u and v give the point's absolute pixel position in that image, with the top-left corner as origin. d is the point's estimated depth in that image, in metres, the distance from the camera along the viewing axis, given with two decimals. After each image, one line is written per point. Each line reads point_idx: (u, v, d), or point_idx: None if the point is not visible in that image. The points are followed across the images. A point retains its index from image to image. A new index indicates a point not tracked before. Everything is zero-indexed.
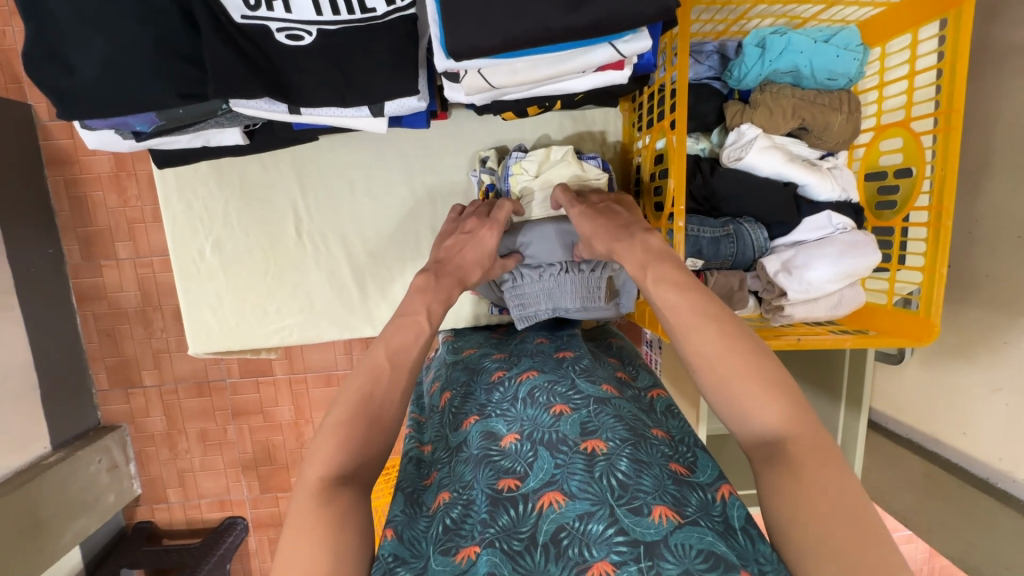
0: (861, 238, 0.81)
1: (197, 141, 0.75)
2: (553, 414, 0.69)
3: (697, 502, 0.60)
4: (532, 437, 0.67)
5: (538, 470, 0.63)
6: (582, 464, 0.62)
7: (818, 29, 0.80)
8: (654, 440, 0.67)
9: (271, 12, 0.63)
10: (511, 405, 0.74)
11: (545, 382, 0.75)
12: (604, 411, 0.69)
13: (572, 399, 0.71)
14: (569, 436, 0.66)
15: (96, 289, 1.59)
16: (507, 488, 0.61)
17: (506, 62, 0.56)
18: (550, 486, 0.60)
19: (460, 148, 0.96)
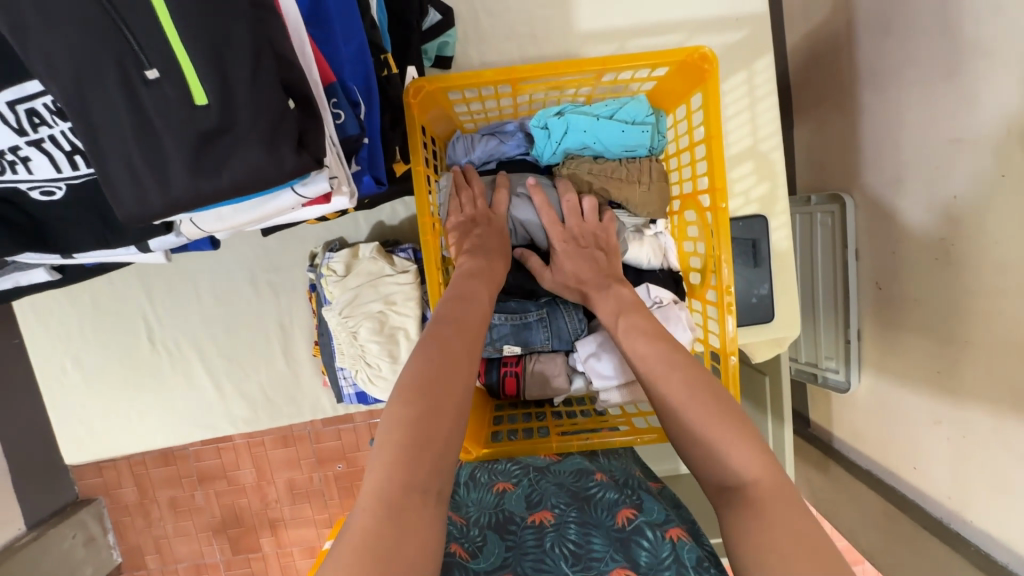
0: (675, 315, 0.77)
1: (6, 283, 0.78)
2: (497, 492, 0.72)
3: (650, 549, 0.60)
4: (478, 521, 0.67)
5: (489, 552, 0.62)
6: (534, 540, 0.63)
7: (601, 104, 0.77)
8: (599, 490, 0.70)
9: (16, 174, 0.64)
10: (455, 491, 0.76)
11: (484, 464, 0.79)
12: (544, 480, 0.73)
13: (513, 474, 0.75)
14: (516, 514, 0.68)
15: None
16: (460, 559, 0.60)
17: (207, 213, 0.57)
18: (503, 569, 0.59)
19: (298, 245, 0.97)
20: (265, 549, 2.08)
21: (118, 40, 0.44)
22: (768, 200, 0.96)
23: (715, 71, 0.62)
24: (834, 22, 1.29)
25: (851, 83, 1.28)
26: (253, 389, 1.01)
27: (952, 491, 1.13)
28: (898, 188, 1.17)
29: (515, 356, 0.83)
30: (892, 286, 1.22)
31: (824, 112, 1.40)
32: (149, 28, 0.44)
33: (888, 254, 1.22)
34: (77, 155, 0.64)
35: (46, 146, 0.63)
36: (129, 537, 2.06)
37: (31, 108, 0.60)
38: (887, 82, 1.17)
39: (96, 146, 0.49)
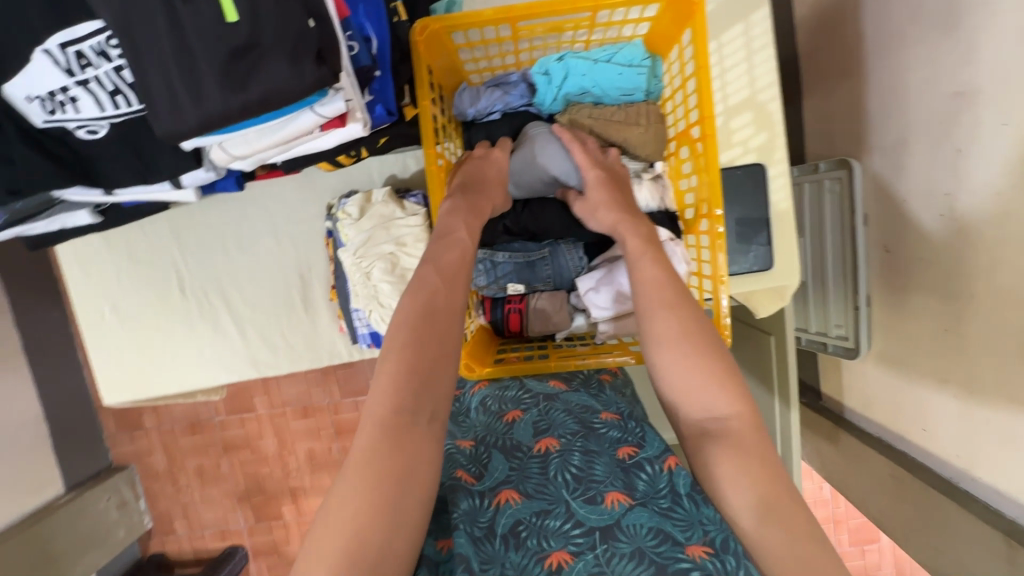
0: (670, 250, 0.81)
1: (54, 224, 0.86)
2: (507, 420, 0.76)
3: (647, 479, 0.67)
4: (487, 443, 0.73)
5: (495, 471, 0.68)
6: (538, 465, 0.68)
7: (600, 49, 0.81)
8: (602, 427, 0.75)
9: (65, 114, 0.72)
10: (468, 415, 0.81)
11: (496, 391, 0.83)
12: (553, 408, 0.78)
13: (523, 403, 0.79)
14: (523, 441, 0.73)
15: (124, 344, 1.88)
16: (466, 483, 0.66)
17: (234, 136, 0.63)
18: (507, 486, 0.66)
19: (316, 198, 1.03)
20: (286, 517, 2.16)
21: None
22: (766, 149, 0.98)
23: (701, 3, 0.66)
24: None
25: (857, 47, 1.29)
26: (275, 336, 1.07)
27: (960, 448, 1.13)
28: (903, 147, 1.18)
29: (519, 295, 0.88)
30: (899, 247, 1.23)
31: (831, 79, 1.41)
32: None
33: (895, 214, 1.23)
34: (119, 96, 0.71)
35: (91, 86, 0.70)
36: (159, 503, 2.17)
37: (79, 51, 0.68)
38: (892, 42, 1.18)
39: (140, 65, 0.55)
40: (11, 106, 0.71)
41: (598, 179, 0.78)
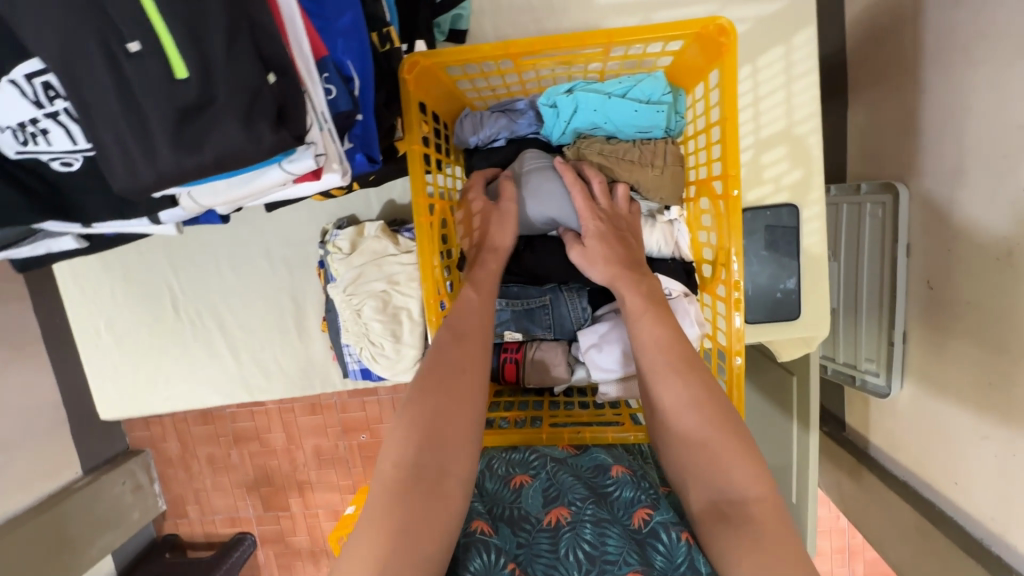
0: (682, 309, 0.74)
1: (39, 249, 0.83)
2: (513, 487, 0.67)
3: (664, 553, 0.59)
4: (494, 514, 0.65)
5: (500, 548, 0.60)
6: (547, 544, 0.60)
7: (615, 82, 0.72)
8: (614, 488, 0.67)
9: (37, 146, 0.68)
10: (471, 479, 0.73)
11: (501, 452, 0.74)
12: (560, 470, 0.69)
13: (530, 466, 0.71)
14: (532, 511, 0.64)
15: None
16: (481, 536, 0.59)
17: (200, 188, 0.58)
18: (514, 567, 0.58)
19: (311, 222, 0.98)
20: (293, 508, 2.19)
21: (99, 12, 0.45)
22: (801, 187, 0.88)
23: (732, 45, 0.57)
24: None
25: (913, 60, 1.15)
26: (269, 362, 1.04)
27: (996, 512, 1.04)
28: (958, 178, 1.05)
29: (516, 342, 0.82)
30: (947, 285, 1.10)
31: (881, 93, 1.27)
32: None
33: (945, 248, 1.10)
34: (90, 128, 0.66)
35: (63, 118, 0.66)
36: (173, 487, 2.23)
37: (48, 82, 0.63)
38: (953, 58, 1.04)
39: (90, 125, 0.50)
40: None
41: (598, 231, 0.71)
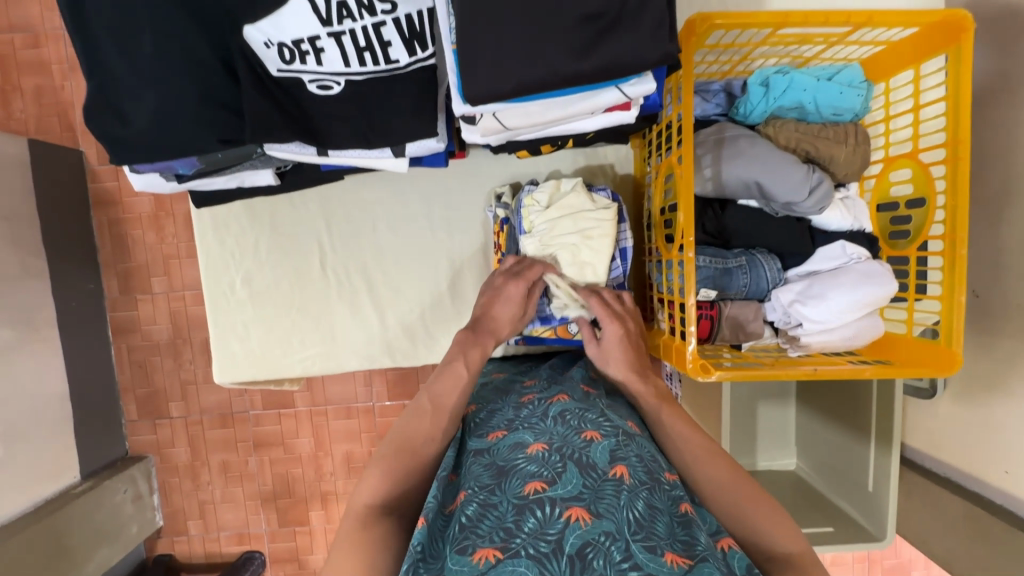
0: (874, 267, 0.80)
1: (233, 181, 0.81)
2: (585, 436, 0.62)
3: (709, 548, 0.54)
4: (560, 452, 0.60)
5: (567, 482, 0.56)
6: (611, 492, 0.55)
7: (821, 68, 0.83)
8: (673, 481, 0.61)
9: (304, 65, 0.69)
10: (541, 418, 0.66)
11: (577, 407, 0.67)
12: (632, 443, 0.63)
13: (603, 426, 0.64)
14: (598, 461, 0.59)
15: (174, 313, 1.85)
16: (535, 492, 0.55)
17: (518, 106, 0.60)
18: (578, 500, 0.54)
19: (479, 185, 1.00)
20: (313, 523, 1.93)
21: None
22: None
23: (973, 32, 0.68)
24: None
25: None
26: (417, 325, 1.02)
27: None
28: (1005, 199, 0.90)
29: (709, 301, 0.85)
30: (998, 289, 0.93)
31: None
32: None
33: (986, 258, 0.95)
34: (367, 52, 0.69)
35: (343, 38, 0.67)
36: (174, 499, 1.93)
37: (343, 1, 0.65)
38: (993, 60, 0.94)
39: (473, 27, 0.53)
40: (250, 50, 0.67)
41: (615, 333, 0.82)
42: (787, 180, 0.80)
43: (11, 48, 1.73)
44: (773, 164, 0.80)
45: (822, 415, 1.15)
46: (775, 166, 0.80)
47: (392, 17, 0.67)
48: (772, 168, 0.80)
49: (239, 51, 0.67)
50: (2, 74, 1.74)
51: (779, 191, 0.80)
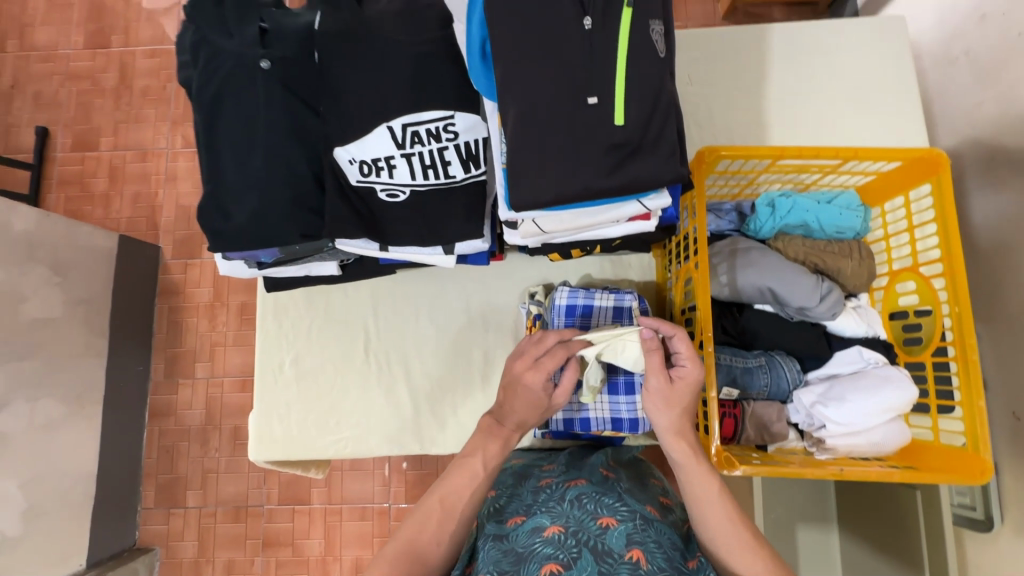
0: (890, 372, 0.83)
1: (301, 271, 0.93)
2: (600, 523, 0.65)
3: None
4: (576, 537, 0.63)
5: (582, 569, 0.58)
6: None
7: (821, 193, 0.94)
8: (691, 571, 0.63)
9: (378, 178, 0.84)
10: (558, 503, 0.70)
11: (593, 491, 0.71)
12: (647, 528, 0.65)
13: (618, 511, 0.67)
14: (613, 547, 0.62)
15: (208, 398, 1.91)
16: None
17: (555, 213, 0.72)
18: None
19: (515, 284, 1.10)
20: None
21: (575, 82, 0.65)
22: None
23: (948, 167, 0.79)
24: None
25: None
26: (448, 412, 1.07)
27: None
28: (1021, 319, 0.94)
29: (732, 400, 0.88)
30: None
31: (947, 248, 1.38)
32: (602, 74, 0.65)
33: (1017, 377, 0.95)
34: (430, 169, 0.84)
35: (412, 157, 0.83)
36: None
37: (416, 131, 0.82)
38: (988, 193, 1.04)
39: (522, 149, 0.65)
40: (338, 168, 0.83)
41: (694, 379, 0.74)
42: (800, 287, 0.87)
43: (123, 162, 2.06)
44: (785, 273, 0.88)
45: (866, 546, 1.08)
46: (787, 275, 0.88)
47: (453, 143, 0.82)
48: (784, 276, 0.88)
49: (327, 167, 0.82)
50: (111, 182, 2.06)
51: (793, 296, 0.88)
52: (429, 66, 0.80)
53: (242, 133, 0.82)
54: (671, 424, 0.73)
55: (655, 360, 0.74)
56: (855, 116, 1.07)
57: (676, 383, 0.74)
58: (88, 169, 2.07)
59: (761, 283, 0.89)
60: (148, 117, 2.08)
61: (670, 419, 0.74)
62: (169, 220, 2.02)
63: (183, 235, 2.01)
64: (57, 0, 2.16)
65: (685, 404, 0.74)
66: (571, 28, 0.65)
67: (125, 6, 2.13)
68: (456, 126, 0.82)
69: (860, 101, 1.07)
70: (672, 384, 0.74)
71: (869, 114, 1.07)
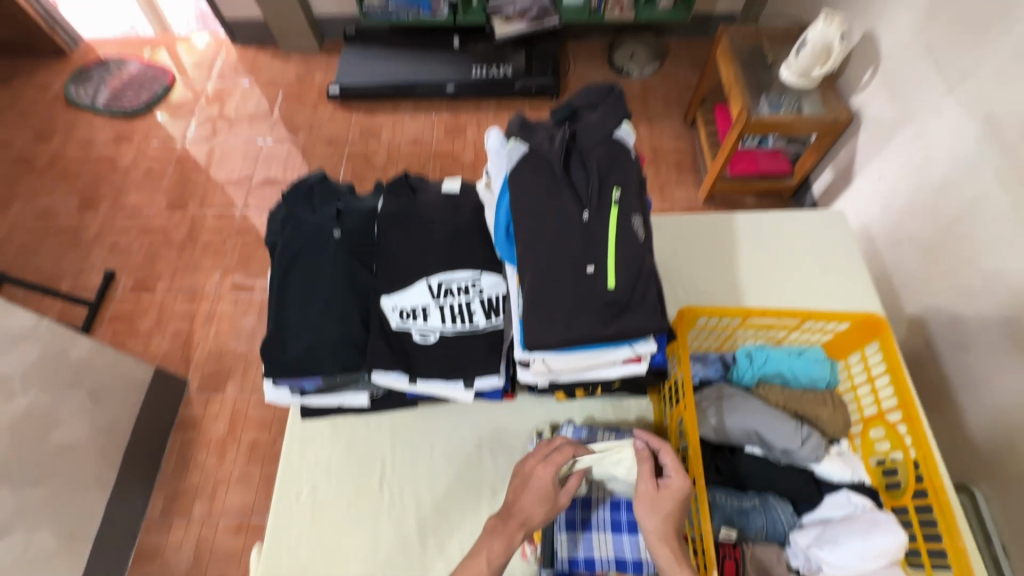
0: (876, 516, 0.87)
1: (334, 400, 1.05)
2: None
3: None
4: None
5: None
6: None
7: (791, 347, 1.09)
8: None
9: (414, 322, 1.01)
10: None
11: None
12: None
13: None
14: None
15: (198, 541, 1.86)
16: None
17: (563, 354, 0.86)
18: None
19: (526, 422, 1.18)
20: None
21: (578, 255, 0.85)
22: None
23: (888, 329, 0.96)
24: (914, 341, 1.58)
25: (947, 392, 1.48)
26: (453, 553, 1.08)
27: None
28: None
29: (731, 542, 0.92)
30: None
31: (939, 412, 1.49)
32: (599, 250, 0.85)
33: None
34: (458, 317, 1.01)
35: (444, 307, 1.01)
36: None
37: (449, 287, 1.01)
38: None
39: (535, 304, 0.83)
40: (383, 314, 1.00)
41: (678, 488, 0.85)
42: (781, 431, 0.98)
43: (173, 302, 2.31)
44: (766, 417, 0.99)
45: None
46: (767, 419, 0.99)
47: (479, 297, 1.01)
48: (765, 420, 0.99)
49: (374, 313, 1.00)
50: (158, 319, 2.28)
51: (775, 439, 0.97)
52: (464, 241, 1.03)
53: (309, 283, 1.02)
54: (656, 529, 0.83)
55: (645, 468, 0.88)
56: (814, 286, 1.28)
57: (662, 490, 0.85)
58: (140, 308, 2.31)
59: (746, 426, 0.99)
60: (204, 266, 2.38)
61: (655, 523, 0.84)
62: (202, 356, 2.18)
63: (211, 370, 2.15)
64: (153, 173, 2.64)
65: (671, 512, 0.84)
66: (574, 219, 0.87)
67: (206, 180, 2.59)
68: (482, 284, 1.01)
69: (816, 274, 1.29)
70: (659, 490, 0.85)
71: (825, 285, 1.27)
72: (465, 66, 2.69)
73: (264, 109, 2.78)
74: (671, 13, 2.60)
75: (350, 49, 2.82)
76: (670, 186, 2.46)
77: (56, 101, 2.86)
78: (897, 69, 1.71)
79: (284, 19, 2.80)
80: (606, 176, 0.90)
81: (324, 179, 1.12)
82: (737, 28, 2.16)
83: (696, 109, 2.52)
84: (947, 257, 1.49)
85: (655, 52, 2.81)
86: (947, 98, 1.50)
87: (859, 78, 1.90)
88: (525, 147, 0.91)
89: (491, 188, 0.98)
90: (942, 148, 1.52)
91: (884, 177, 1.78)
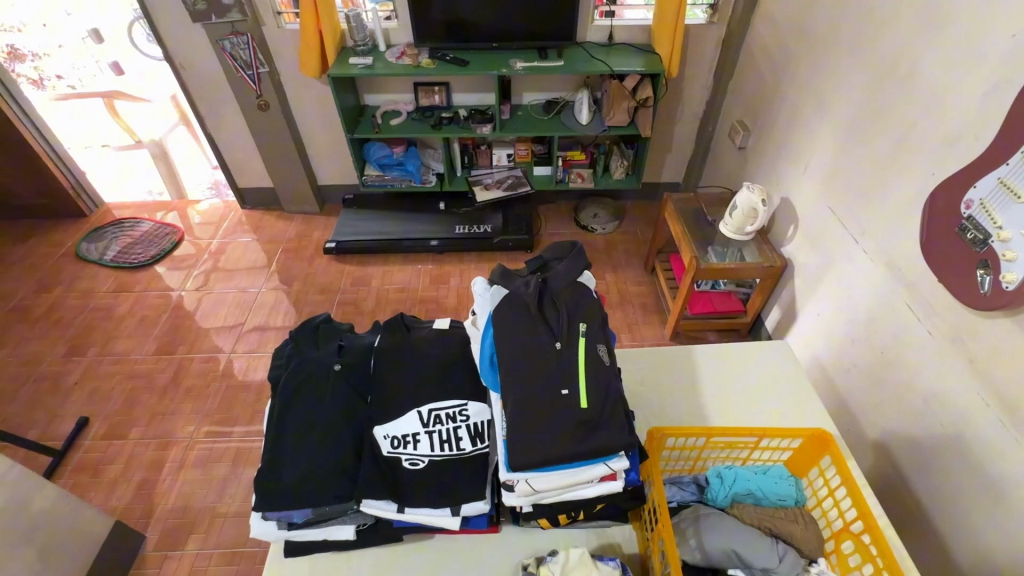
0: None
1: (321, 534, 1.05)
2: None
3: None
4: None
5: None
6: None
7: (756, 466, 1.17)
8: None
9: (404, 449, 1.07)
10: None
11: None
12: None
13: None
14: None
15: None
16: None
17: (545, 473, 0.94)
18: None
19: (510, 555, 1.09)
20: None
21: (554, 379, 0.98)
22: None
23: (835, 442, 1.07)
24: (882, 465, 1.65)
25: (922, 514, 1.51)
26: None
27: None
28: None
29: None
30: None
31: (924, 539, 1.51)
32: (571, 375, 0.98)
33: None
34: (446, 443, 1.08)
35: (433, 433, 1.09)
36: None
37: (438, 414, 1.10)
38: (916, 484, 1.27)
39: (518, 425, 0.93)
40: (375, 443, 1.07)
41: None
42: (759, 547, 1.02)
43: (145, 449, 2.25)
44: (743, 536, 1.04)
45: None
46: (744, 537, 1.03)
47: (465, 423, 1.10)
48: (742, 539, 1.03)
49: (367, 441, 1.07)
50: (124, 468, 2.19)
51: (755, 556, 1.01)
52: (453, 372, 1.16)
53: (308, 414, 1.10)
54: None
55: None
56: (771, 409, 1.40)
57: None
58: (108, 456, 2.23)
59: (726, 546, 1.03)
60: (183, 410, 2.37)
61: None
62: (166, 508, 2.07)
63: (174, 524, 2.02)
64: (147, 320, 2.75)
65: None
66: (548, 349, 1.01)
67: (199, 326, 2.71)
68: (469, 410, 1.11)
69: (770, 399, 1.42)
70: None
71: (781, 409, 1.39)
72: (448, 225, 3.07)
73: (263, 262, 3.03)
74: (624, 179, 3.07)
75: (348, 212, 3.20)
76: (638, 325, 2.68)
77: (66, 256, 3.07)
78: (811, 227, 2.07)
79: (291, 188, 3.22)
80: (573, 312, 1.07)
81: (328, 319, 1.27)
82: (678, 195, 2.60)
83: (654, 259, 2.87)
84: (887, 382, 1.65)
85: (614, 212, 3.27)
86: (855, 248, 1.80)
87: (786, 232, 2.26)
88: (505, 291, 1.09)
89: (476, 324, 1.13)
90: (859, 287, 1.78)
91: (821, 313, 2.03)
